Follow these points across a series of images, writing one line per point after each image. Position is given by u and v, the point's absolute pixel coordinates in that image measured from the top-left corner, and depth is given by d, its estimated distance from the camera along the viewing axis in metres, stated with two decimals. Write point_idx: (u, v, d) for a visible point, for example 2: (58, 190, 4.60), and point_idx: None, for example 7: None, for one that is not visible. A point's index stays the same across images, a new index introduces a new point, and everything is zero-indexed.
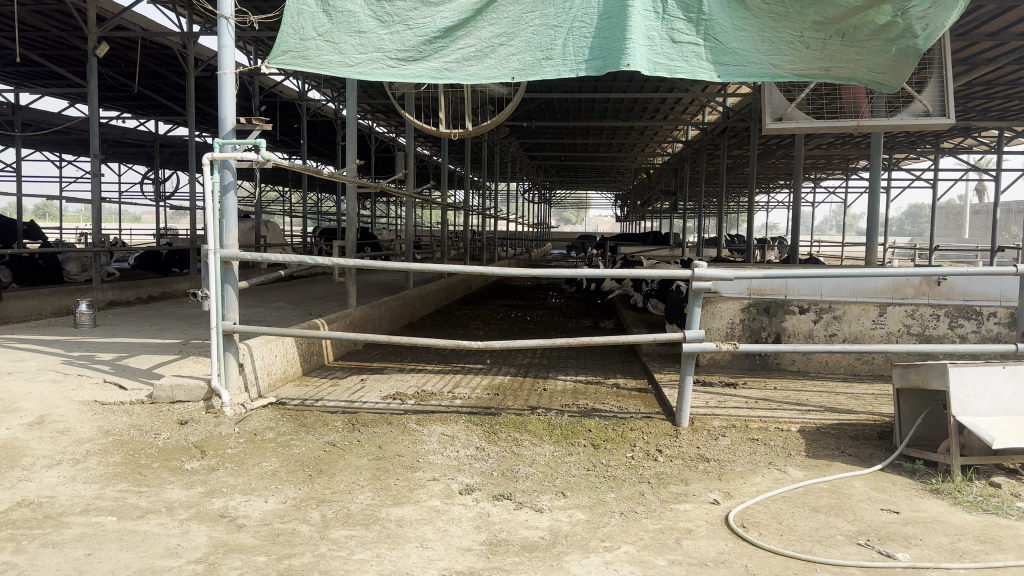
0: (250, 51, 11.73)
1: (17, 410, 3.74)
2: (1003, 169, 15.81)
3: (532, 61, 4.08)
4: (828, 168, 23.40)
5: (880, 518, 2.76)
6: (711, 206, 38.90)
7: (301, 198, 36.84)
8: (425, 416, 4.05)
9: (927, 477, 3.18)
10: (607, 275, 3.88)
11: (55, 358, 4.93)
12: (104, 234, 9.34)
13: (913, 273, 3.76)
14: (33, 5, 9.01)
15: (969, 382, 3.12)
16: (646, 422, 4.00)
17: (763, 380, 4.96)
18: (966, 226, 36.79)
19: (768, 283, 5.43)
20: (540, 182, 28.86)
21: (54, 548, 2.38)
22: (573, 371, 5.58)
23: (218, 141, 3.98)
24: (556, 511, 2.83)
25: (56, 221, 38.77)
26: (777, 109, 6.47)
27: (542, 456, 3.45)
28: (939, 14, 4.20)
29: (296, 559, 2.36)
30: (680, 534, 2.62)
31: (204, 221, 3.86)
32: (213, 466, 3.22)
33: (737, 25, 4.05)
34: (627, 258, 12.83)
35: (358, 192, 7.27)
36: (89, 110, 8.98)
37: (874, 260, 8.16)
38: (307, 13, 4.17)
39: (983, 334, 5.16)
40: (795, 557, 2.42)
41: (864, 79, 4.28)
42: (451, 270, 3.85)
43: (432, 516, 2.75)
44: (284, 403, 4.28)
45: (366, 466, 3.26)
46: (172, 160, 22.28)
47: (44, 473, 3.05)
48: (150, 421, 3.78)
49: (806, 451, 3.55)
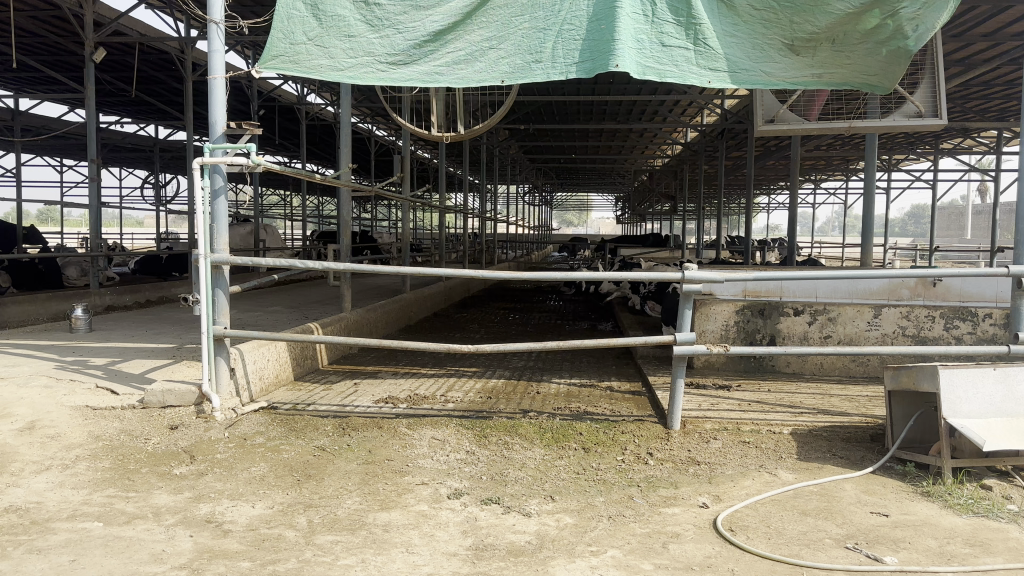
0: (247, 56, 11.76)
1: (8, 416, 3.74)
2: (1002, 170, 15.80)
3: (522, 63, 4.09)
4: (828, 169, 23.34)
5: (870, 521, 2.74)
6: (710, 207, 38.81)
7: (301, 203, 37.08)
8: (415, 420, 4.04)
9: (919, 480, 3.16)
10: (600, 277, 3.86)
11: (49, 362, 4.94)
12: (104, 238, 9.23)
13: (909, 275, 3.73)
14: (30, 11, 9.05)
15: (959, 385, 3.10)
16: (638, 425, 3.98)
17: (757, 383, 4.93)
18: (967, 226, 36.53)
19: (763, 284, 5.45)
20: (540, 184, 28.83)
21: (40, 554, 2.38)
22: (567, 374, 5.55)
23: (208, 144, 4.00)
24: (544, 515, 2.82)
25: (57, 225, 39.28)
26: (768, 111, 6.56)
27: (531, 459, 3.45)
28: (930, 16, 4.18)
29: (280, 565, 2.35)
30: (667, 538, 2.61)
31: (194, 224, 3.85)
32: (201, 471, 3.22)
33: (728, 31, 4.05)
34: (626, 260, 12.82)
35: (353, 195, 7.26)
36: (87, 115, 9.01)
37: (871, 261, 8.10)
38: (297, 18, 4.18)
39: (978, 336, 5.13)
40: (782, 561, 2.41)
41: (856, 82, 4.28)
42: (439, 272, 3.83)
43: (419, 520, 2.75)
44: (276, 408, 4.28)
45: (355, 470, 3.26)
46: (171, 164, 22.34)
47: (33, 478, 3.05)
48: (140, 426, 3.77)
49: (797, 453, 3.54)
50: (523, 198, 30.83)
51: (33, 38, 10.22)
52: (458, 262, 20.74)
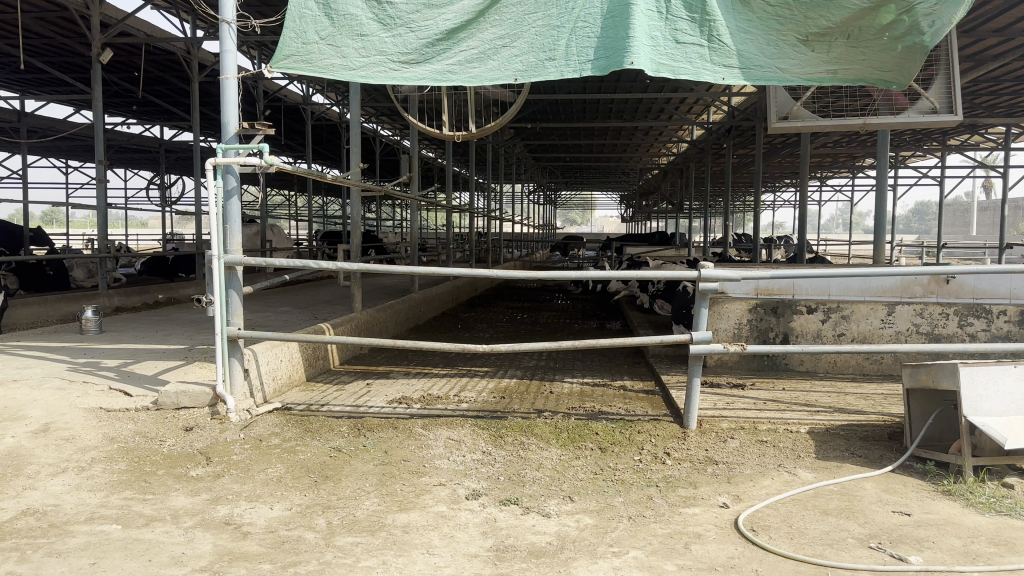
0: (253, 56, 11.77)
1: (23, 418, 3.74)
2: (1010, 165, 15.72)
3: (535, 61, 4.06)
4: (834, 167, 23.33)
5: (892, 520, 2.72)
6: (716, 206, 38.86)
7: (306, 204, 37.11)
8: (431, 420, 4.03)
9: (939, 478, 3.14)
10: (613, 276, 3.79)
11: (62, 364, 4.94)
12: (112, 239, 9.24)
13: (925, 271, 3.68)
14: (38, 12, 9.07)
15: (980, 382, 3.07)
16: (654, 425, 3.96)
17: (771, 381, 4.91)
18: (973, 225, 36.53)
19: (776, 282, 5.34)
20: (544, 183, 28.85)
21: (59, 557, 2.37)
22: (580, 372, 5.55)
23: (221, 145, 3.98)
24: (563, 516, 2.81)
25: (62, 228, 39.46)
26: (782, 107, 6.33)
27: (549, 460, 3.43)
28: (946, 11, 4.17)
29: (302, 567, 2.34)
30: (689, 539, 2.58)
31: (208, 226, 3.82)
32: (218, 473, 3.22)
33: (742, 27, 4.02)
34: (632, 258, 12.80)
35: (361, 194, 7.20)
36: (94, 115, 9.00)
37: (881, 259, 8.08)
38: (309, 16, 4.17)
39: (993, 333, 5.11)
40: (806, 561, 2.39)
41: (871, 78, 4.23)
42: (453, 272, 3.77)
43: (438, 521, 2.73)
44: (290, 408, 4.27)
45: (372, 471, 3.25)
46: (177, 165, 22.35)
47: (49, 481, 3.05)
48: (154, 427, 3.76)
49: (815, 452, 3.51)
50: (528, 197, 30.89)
51: (39, 39, 10.25)
52: (464, 261, 20.74)
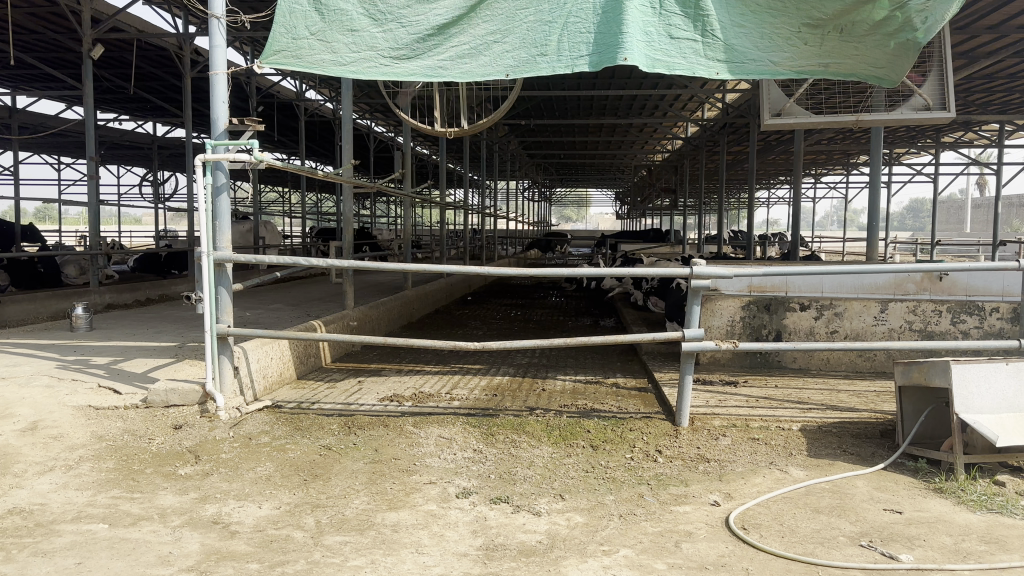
0: (246, 51, 11.72)
1: (11, 416, 3.71)
2: (1004, 163, 15.73)
3: (527, 57, 4.03)
4: (828, 164, 23.35)
5: (883, 518, 2.71)
6: (711, 203, 38.85)
7: (302, 202, 37.05)
8: (422, 418, 4.02)
9: (931, 476, 3.13)
10: (607, 272, 3.74)
11: (52, 362, 4.90)
12: (104, 236, 9.16)
13: (918, 268, 3.67)
14: (28, 7, 9.00)
15: (971, 378, 3.07)
16: (645, 423, 3.95)
17: (765, 378, 4.92)
18: (965, 221, 36.62)
19: (768, 280, 5.38)
20: (539, 180, 28.84)
21: (44, 557, 2.34)
22: (573, 370, 5.54)
23: (210, 142, 3.93)
24: (554, 514, 2.79)
25: (57, 223, 39.51)
26: (775, 105, 6.29)
27: (539, 458, 3.42)
28: (939, 7, 4.15)
29: (289, 566, 2.32)
30: (680, 537, 2.57)
31: (197, 223, 3.78)
32: (207, 471, 3.20)
33: (735, 22, 4.01)
34: (627, 255, 12.80)
35: (353, 189, 7.16)
36: (85, 112, 8.96)
37: (875, 256, 8.07)
38: (299, 12, 4.14)
39: (985, 330, 5.12)
40: (797, 559, 2.37)
41: (863, 73, 4.23)
42: (443, 269, 3.72)
43: (428, 520, 2.71)
44: (281, 406, 4.25)
45: (361, 469, 3.23)
46: (171, 162, 22.23)
47: (37, 479, 3.02)
48: (144, 426, 3.73)
49: (807, 450, 3.51)
50: (522, 195, 30.87)
51: (30, 34, 10.18)
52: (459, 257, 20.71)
